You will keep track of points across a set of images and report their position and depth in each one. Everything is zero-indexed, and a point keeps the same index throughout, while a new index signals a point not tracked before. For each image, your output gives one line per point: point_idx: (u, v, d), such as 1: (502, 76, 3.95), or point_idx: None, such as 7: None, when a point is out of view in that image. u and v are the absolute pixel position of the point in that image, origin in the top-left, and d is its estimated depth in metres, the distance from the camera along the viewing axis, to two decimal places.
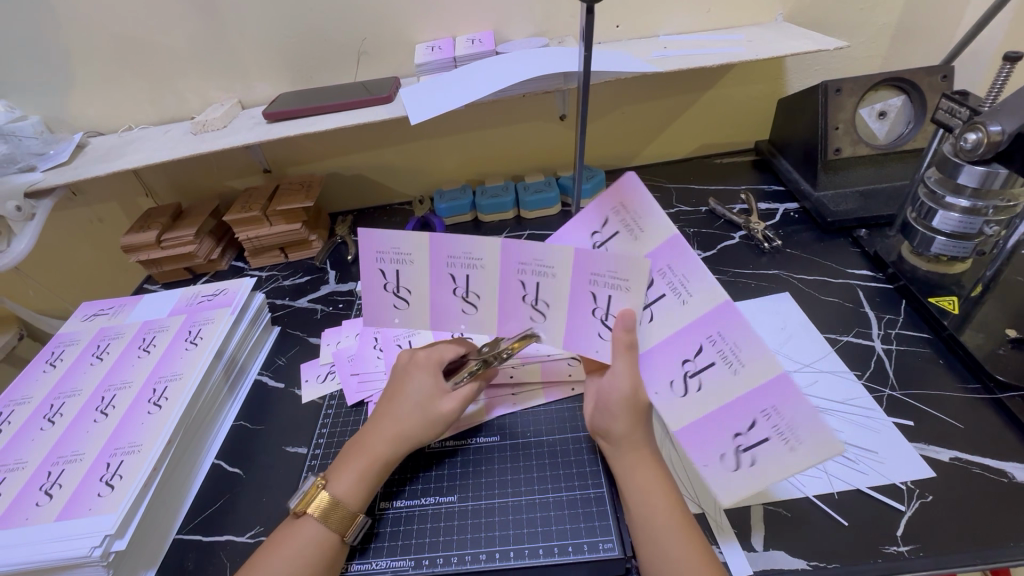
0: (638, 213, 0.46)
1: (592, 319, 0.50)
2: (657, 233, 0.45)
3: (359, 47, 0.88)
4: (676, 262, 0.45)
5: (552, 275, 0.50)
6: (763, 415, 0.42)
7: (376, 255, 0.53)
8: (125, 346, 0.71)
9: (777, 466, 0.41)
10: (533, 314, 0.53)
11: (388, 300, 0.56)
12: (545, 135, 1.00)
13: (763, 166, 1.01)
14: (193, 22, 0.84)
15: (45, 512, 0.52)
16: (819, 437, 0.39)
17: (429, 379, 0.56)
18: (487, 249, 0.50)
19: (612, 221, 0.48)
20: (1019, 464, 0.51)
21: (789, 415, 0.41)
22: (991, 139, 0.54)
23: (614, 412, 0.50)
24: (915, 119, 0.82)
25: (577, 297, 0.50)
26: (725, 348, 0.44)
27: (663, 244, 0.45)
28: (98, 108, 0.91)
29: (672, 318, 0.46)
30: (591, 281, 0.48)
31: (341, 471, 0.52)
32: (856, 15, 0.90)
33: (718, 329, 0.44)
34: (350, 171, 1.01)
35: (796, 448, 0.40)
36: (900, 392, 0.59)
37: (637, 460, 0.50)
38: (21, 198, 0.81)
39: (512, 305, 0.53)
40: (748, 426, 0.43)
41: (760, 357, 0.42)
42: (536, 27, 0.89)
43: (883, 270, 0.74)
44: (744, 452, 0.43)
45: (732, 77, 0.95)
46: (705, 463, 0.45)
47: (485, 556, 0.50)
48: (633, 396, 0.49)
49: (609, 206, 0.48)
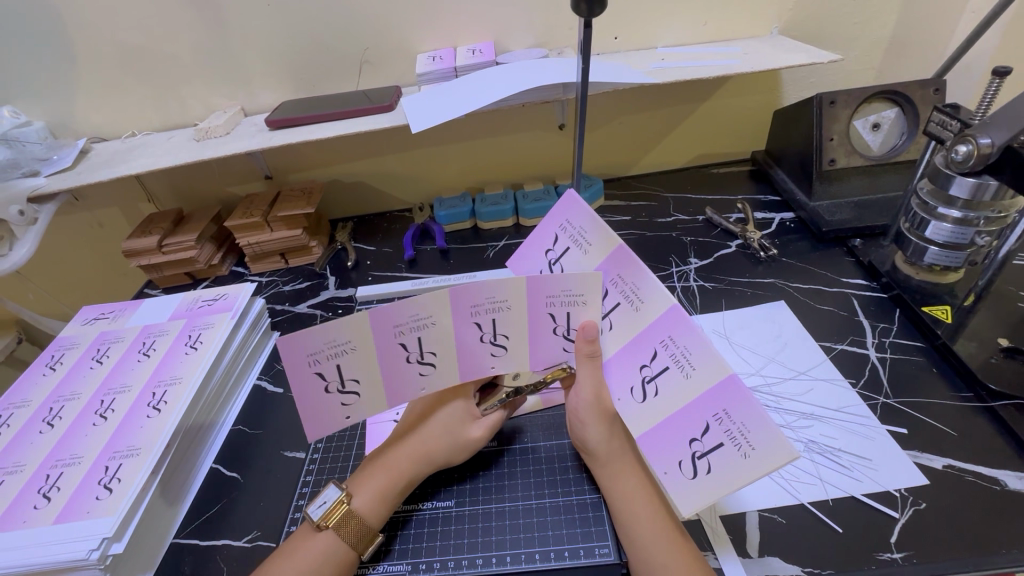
0: (584, 227, 0.50)
1: (555, 336, 0.51)
2: (604, 246, 0.48)
3: (362, 56, 0.89)
4: (624, 269, 0.46)
5: (507, 308, 0.48)
6: (715, 420, 0.42)
7: (307, 360, 0.46)
8: (125, 350, 0.71)
9: (729, 475, 0.41)
10: (494, 350, 0.51)
11: (333, 403, 0.49)
12: (544, 144, 1.01)
13: (760, 176, 1.02)
14: (199, 30, 0.85)
15: (43, 515, 0.52)
16: (770, 444, 0.39)
17: (462, 403, 0.56)
18: (436, 306, 0.46)
19: (565, 236, 0.52)
20: (1011, 472, 0.51)
21: (738, 420, 0.40)
22: (981, 151, 0.55)
23: (584, 418, 0.52)
24: (908, 132, 0.83)
25: (536, 321, 0.50)
26: (676, 351, 0.44)
27: (613, 253, 0.47)
28: (103, 115, 0.92)
29: (632, 324, 0.47)
30: (549, 304, 0.49)
31: (364, 485, 0.52)
32: (850, 29, 0.92)
33: (667, 333, 0.44)
34: (351, 178, 1.02)
35: (748, 455, 0.40)
36: (893, 400, 0.60)
37: (619, 470, 0.51)
38: (25, 202, 0.82)
39: (471, 350, 0.50)
40: (703, 431, 0.43)
41: (709, 359, 0.42)
42: (536, 38, 0.90)
43: (877, 280, 0.75)
44: (700, 458, 0.43)
45: (729, 89, 0.97)
46: (665, 471, 0.46)
47: (481, 561, 0.50)
48: (597, 402, 0.51)
49: (562, 221, 0.53)
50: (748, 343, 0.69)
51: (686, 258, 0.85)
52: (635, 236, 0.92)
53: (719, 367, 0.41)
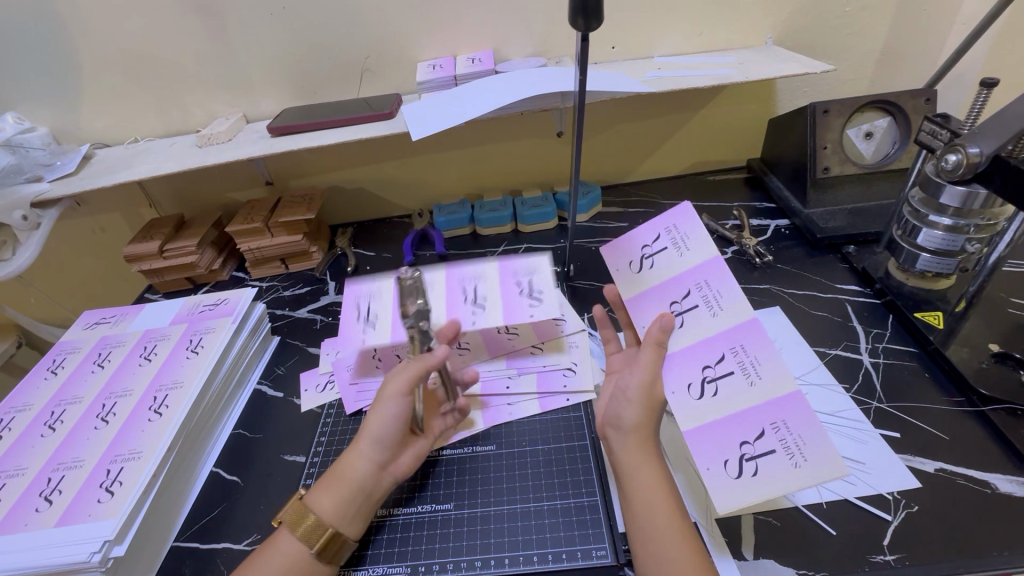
0: (691, 232, 0.57)
1: (668, 304, 0.56)
2: (706, 250, 0.55)
3: (363, 64, 0.91)
4: (713, 279, 0.54)
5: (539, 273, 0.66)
6: (772, 428, 0.47)
7: (353, 298, 0.63)
8: (126, 355, 0.72)
9: (776, 479, 0.45)
10: (531, 304, 0.63)
11: (466, 310, 0.63)
12: (543, 151, 1.02)
13: (755, 183, 1.03)
14: (202, 39, 0.86)
15: (45, 518, 0.53)
16: (823, 457, 0.44)
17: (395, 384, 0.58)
18: (386, 287, 0.64)
19: (664, 233, 0.59)
20: (1002, 475, 0.52)
21: (795, 432, 0.46)
22: (970, 159, 0.56)
23: (629, 399, 0.52)
24: (900, 140, 0.85)
25: (672, 283, 0.57)
26: (745, 360, 0.50)
27: (710, 261, 0.54)
28: (106, 121, 0.93)
29: (704, 329, 0.52)
30: (671, 304, 0.56)
31: (321, 483, 0.53)
32: (843, 40, 0.94)
33: (742, 345, 0.50)
34: (351, 184, 1.03)
35: (801, 464, 0.45)
36: (887, 404, 0.61)
37: (644, 460, 0.50)
38: (28, 208, 0.83)
39: (513, 301, 0.64)
40: (755, 436, 0.47)
41: (778, 377, 0.48)
42: (534, 47, 0.92)
43: (871, 286, 0.76)
44: (748, 461, 0.47)
45: (725, 97, 0.98)
46: (709, 467, 0.48)
47: (481, 563, 0.51)
48: (648, 386, 0.51)
49: (669, 224, 0.58)
50: None
51: None
52: None
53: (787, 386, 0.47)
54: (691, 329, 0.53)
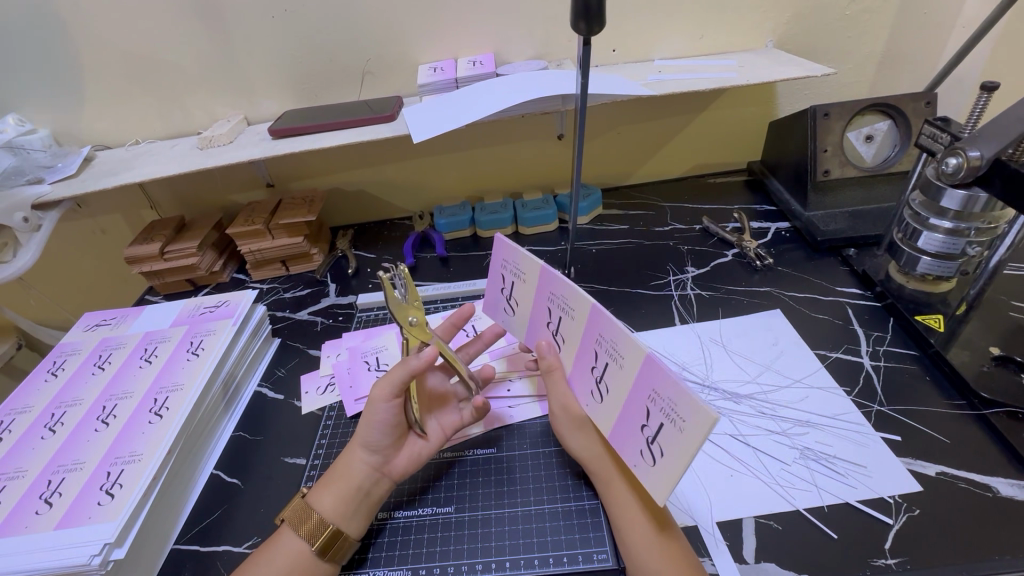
0: (516, 261, 0.59)
1: (546, 327, 0.58)
2: (533, 269, 0.57)
3: (364, 67, 0.91)
4: (552, 287, 0.55)
5: (523, 280, 0.59)
6: (652, 400, 0.45)
7: (361, 356, 0.75)
8: (127, 357, 0.72)
9: (674, 457, 0.43)
10: (506, 306, 0.63)
11: None
12: (543, 153, 1.02)
13: (756, 186, 1.03)
14: (204, 41, 0.86)
15: (45, 520, 0.53)
16: (693, 410, 0.41)
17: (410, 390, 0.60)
18: (388, 339, 0.77)
19: (508, 274, 0.62)
20: (1004, 479, 0.52)
21: (667, 393, 0.43)
22: (971, 163, 0.56)
23: (560, 430, 0.56)
24: (900, 143, 0.85)
25: (537, 306, 0.58)
26: (608, 348, 0.49)
27: (540, 275, 0.56)
28: (107, 123, 0.93)
29: (575, 335, 0.53)
30: (546, 321, 0.58)
31: (324, 483, 0.53)
32: (843, 43, 0.94)
33: (599, 333, 0.50)
34: (352, 186, 1.04)
35: (685, 424, 0.42)
36: (887, 408, 0.61)
37: (610, 483, 0.51)
38: (29, 209, 0.83)
39: (495, 297, 0.65)
40: (647, 416, 0.46)
41: (628, 350, 0.46)
42: (535, 50, 0.92)
43: (871, 289, 0.76)
44: (653, 443, 0.45)
45: (725, 100, 0.98)
46: (634, 463, 0.48)
47: (481, 566, 0.51)
48: (569, 409, 0.54)
49: (502, 261, 0.62)
50: (745, 351, 0.70)
51: (683, 266, 0.86)
52: (633, 245, 0.93)
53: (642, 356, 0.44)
54: (569, 338, 0.55)
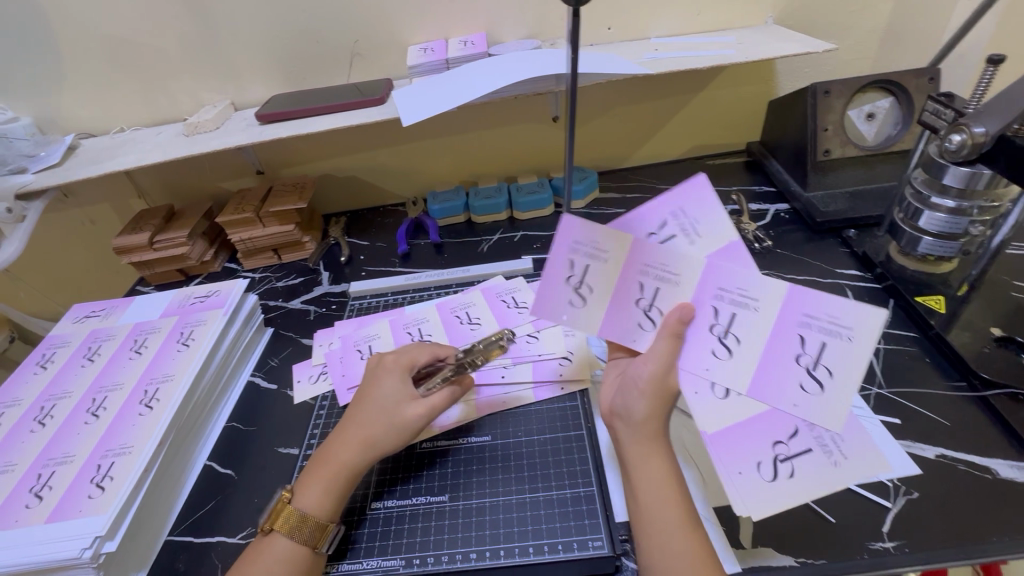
0: (696, 218, 0.48)
1: (634, 307, 0.50)
2: (714, 240, 0.47)
3: (353, 49, 0.88)
4: (651, 253, 0.48)
5: (606, 258, 0.49)
6: (806, 326, 0.45)
7: (353, 344, 0.73)
8: (116, 348, 0.71)
9: (818, 476, 0.46)
10: (572, 301, 0.52)
11: (465, 329, 0.72)
12: (539, 136, 1.00)
13: (755, 167, 1.02)
14: (187, 23, 0.84)
15: (35, 514, 0.52)
16: (862, 314, 0.43)
17: (396, 384, 0.56)
18: (380, 328, 0.75)
19: (581, 255, 0.50)
20: (1003, 460, 0.52)
21: (826, 313, 0.44)
22: (974, 140, 0.55)
23: (642, 392, 0.48)
24: (902, 121, 0.84)
25: (622, 286, 0.50)
26: (733, 299, 0.46)
27: (721, 248, 0.47)
28: (90, 110, 0.90)
29: (680, 298, 0.48)
30: (643, 271, 0.49)
31: (309, 482, 0.52)
32: (845, 18, 0.91)
33: (717, 287, 0.47)
34: (344, 173, 1.02)
35: (851, 339, 0.44)
36: (887, 390, 0.60)
37: (653, 449, 0.47)
38: (12, 199, 0.81)
39: (552, 290, 0.52)
40: (801, 343, 0.45)
41: (764, 288, 0.46)
42: (528, 29, 0.89)
43: (871, 270, 0.75)
44: (816, 368, 0.45)
45: (724, 79, 0.96)
46: (741, 471, 0.48)
47: (476, 555, 0.50)
48: (662, 379, 0.48)
49: (672, 209, 0.48)
50: None
51: None
52: None
53: (875, 462, 0.47)
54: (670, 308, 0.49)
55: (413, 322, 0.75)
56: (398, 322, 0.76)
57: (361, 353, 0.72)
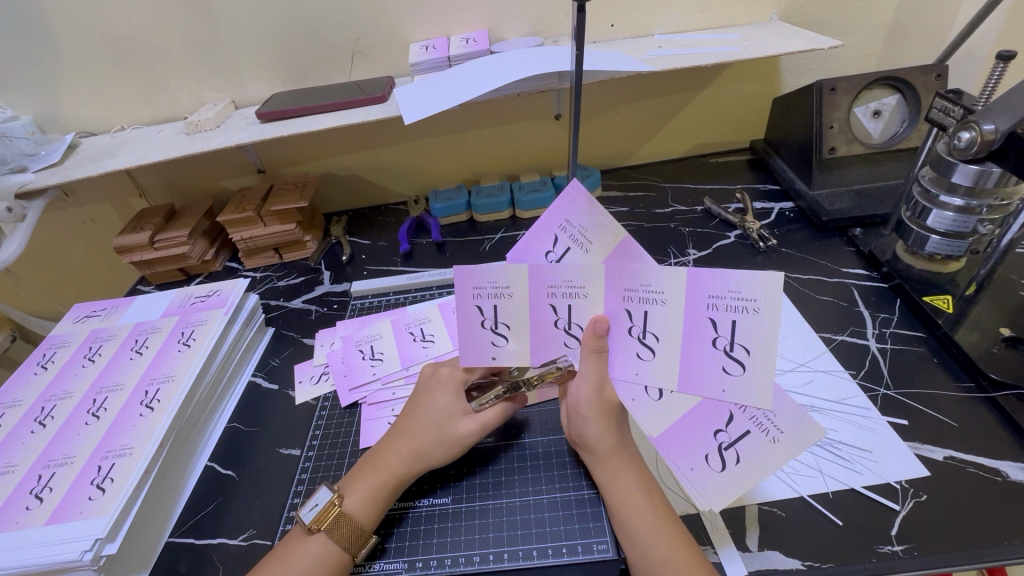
0: (583, 225, 0.45)
1: (555, 329, 0.49)
2: (606, 241, 0.45)
3: (354, 46, 0.88)
4: (550, 277, 0.46)
5: (510, 295, 0.48)
6: (714, 308, 0.42)
7: (355, 345, 0.73)
8: (117, 348, 0.70)
9: (761, 457, 0.45)
10: (495, 339, 0.51)
11: None
12: (541, 134, 1.00)
13: (759, 165, 1.01)
14: (187, 20, 0.83)
15: (35, 515, 0.52)
16: (757, 284, 0.41)
17: (451, 398, 0.55)
18: (383, 328, 0.75)
19: (486, 297, 0.48)
20: (1013, 462, 0.51)
21: (725, 292, 0.42)
22: (984, 137, 0.54)
23: (585, 415, 0.49)
24: (910, 119, 0.82)
25: (537, 313, 0.48)
26: (641, 296, 0.44)
27: (619, 247, 0.45)
28: (90, 109, 0.90)
29: (595, 311, 0.47)
30: (550, 294, 0.47)
31: (356, 486, 0.51)
32: (850, 14, 0.91)
33: (625, 288, 0.44)
34: (345, 171, 1.01)
35: (757, 312, 0.41)
36: (894, 391, 0.59)
37: (619, 464, 0.49)
38: (12, 199, 0.81)
39: (471, 332, 0.51)
40: (714, 328, 0.43)
41: (667, 280, 0.43)
42: (531, 26, 0.88)
43: (878, 270, 0.74)
44: (733, 349, 0.43)
45: (728, 76, 0.95)
46: (692, 467, 0.47)
47: (478, 558, 0.50)
48: (599, 395, 0.49)
49: (560, 222, 0.47)
50: None
51: (685, 249, 0.84)
52: (633, 227, 0.91)
53: (810, 430, 0.43)
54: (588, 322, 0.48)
55: (415, 322, 0.75)
56: (400, 322, 0.75)
57: (364, 353, 0.71)
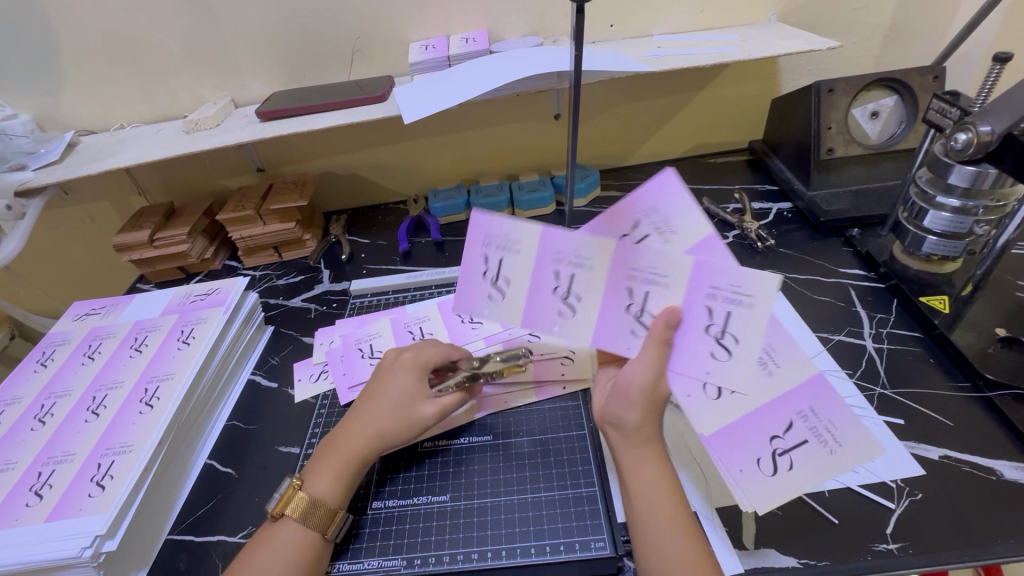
0: (672, 213, 0.45)
1: (551, 296, 0.50)
2: (688, 235, 0.45)
3: (354, 45, 0.88)
4: (558, 241, 0.48)
5: (516, 250, 0.50)
6: (710, 297, 0.44)
7: (355, 343, 0.73)
8: (116, 346, 0.71)
9: (813, 467, 0.46)
10: (492, 293, 0.52)
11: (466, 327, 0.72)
12: (540, 134, 1.00)
13: (757, 166, 1.01)
14: (186, 19, 0.83)
15: (35, 512, 0.52)
16: (751, 278, 0.43)
17: (413, 381, 0.56)
18: (381, 326, 0.75)
19: (492, 252, 0.51)
20: (1008, 462, 0.51)
21: (725, 283, 0.43)
22: (981, 139, 0.54)
23: (632, 401, 0.47)
24: (907, 120, 0.83)
25: (537, 275, 0.50)
26: (644, 278, 0.46)
27: (699, 243, 0.45)
28: (89, 107, 0.90)
29: (597, 283, 0.48)
30: (555, 260, 0.48)
31: (319, 470, 0.52)
32: (849, 15, 0.91)
33: (630, 266, 0.46)
34: (344, 170, 1.01)
35: (751, 305, 0.43)
36: (890, 390, 0.60)
37: (645, 456, 0.48)
38: (12, 197, 0.81)
39: (472, 281, 0.53)
40: (708, 314, 0.45)
41: (674, 266, 0.44)
42: (530, 26, 0.89)
43: (875, 270, 0.74)
44: (724, 336, 0.45)
45: (727, 77, 0.96)
46: (742, 468, 0.47)
47: (477, 555, 0.50)
48: (653, 386, 0.47)
49: (645, 207, 0.46)
50: None
51: None
52: None
53: (871, 446, 0.45)
54: (588, 293, 0.48)
55: (414, 321, 0.75)
56: (400, 321, 0.76)
57: (362, 352, 0.71)
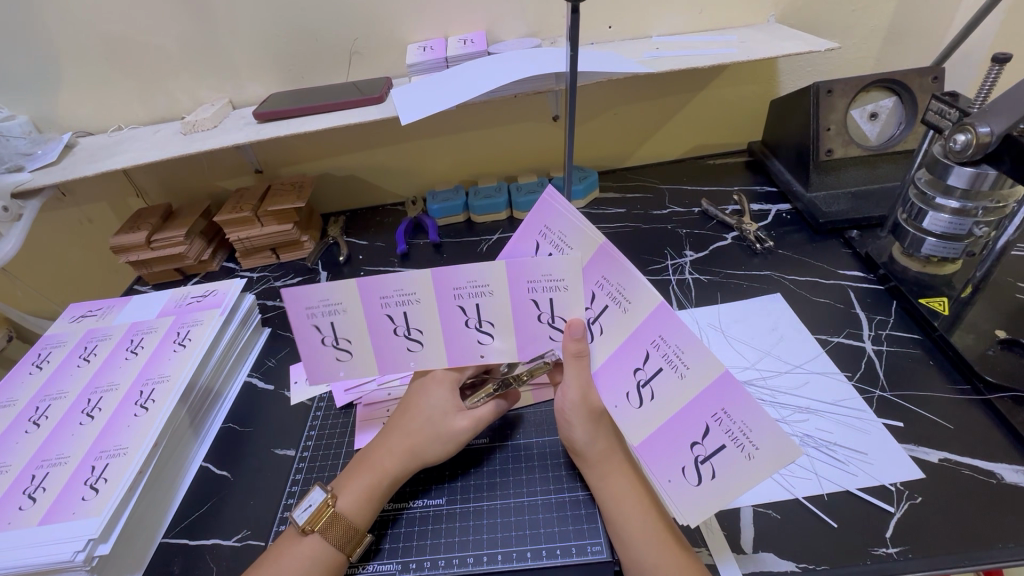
0: (563, 230, 0.47)
1: (395, 337, 0.53)
2: (587, 245, 0.46)
3: (351, 47, 0.88)
4: (381, 289, 0.50)
5: (342, 311, 0.51)
6: (598, 288, 0.47)
7: None
8: (113, 348, 0.70)
9: (736, 475, 0.42)
10: (409, 344, 0.53)
11: None
12: (539, 135, 1.00)
13: (756, 167, 1.01)
14: (185, 21, 0.83)
15: (29, 515, 0.51)
16: (639, 293, 0.44)
17: (446, 395, 0.55)
18: None
19: (319, 318, 0.51)
20: (1008, 465, 0.51)
21: (614, 282, 0.45)
22: (979, 140, 0.54)
23: (570, 419, 0.50)
24: (906, 121, 0.82)
25: (375, 323, 0.52)
26: (612, 290, 0.46)
27: (595, 252, 0.45)
28: (87, 108, 0.90)
29: (502, 307, 0.50)
30: (530, 289, 0.48)
31: (348, 485, 0.51)
32: (847, 17, 0.91)
33: (526, 280, 0.48)
34: (342, 172, 1.01)
35: (627, 310, 0.46)
36: (890, 393, 0.59)
37: (609, 469, 0.49)
38: (9, 198, 0.80)
39: (315, 351, 0.54)
40: (591, 299, 0.48)
41: (562, 269, 0.46)
42: (528, 27, 0.89)
43: (874, 272, 0.74)
44: (594, 323, 0.48)
45: (725, 78, 0.95)
46: (670, 478, 0.46)
47: (473, 559, 0.49)
48: (585, 402, 0.50)
49: (541, 228, 0.49)
50: (742, 337, 0.68)
51: (682, 250, 0.84)
52: (630, 228, 0.90)
53: (785, 450, 0.39)
54: (498, 319, 0.51)
55: None
56: None
57: None
